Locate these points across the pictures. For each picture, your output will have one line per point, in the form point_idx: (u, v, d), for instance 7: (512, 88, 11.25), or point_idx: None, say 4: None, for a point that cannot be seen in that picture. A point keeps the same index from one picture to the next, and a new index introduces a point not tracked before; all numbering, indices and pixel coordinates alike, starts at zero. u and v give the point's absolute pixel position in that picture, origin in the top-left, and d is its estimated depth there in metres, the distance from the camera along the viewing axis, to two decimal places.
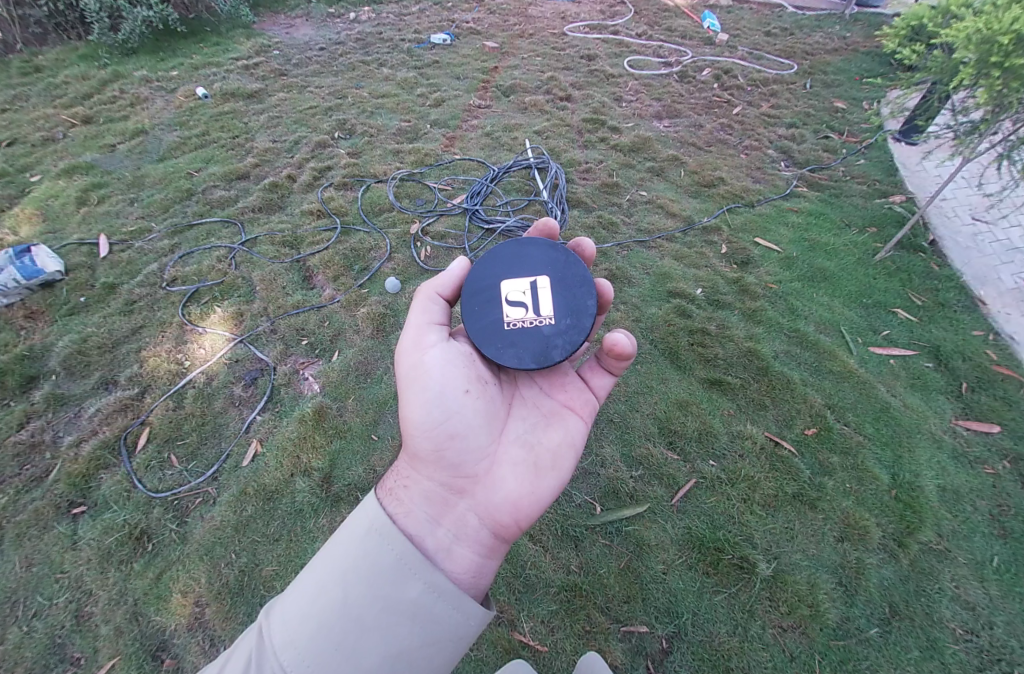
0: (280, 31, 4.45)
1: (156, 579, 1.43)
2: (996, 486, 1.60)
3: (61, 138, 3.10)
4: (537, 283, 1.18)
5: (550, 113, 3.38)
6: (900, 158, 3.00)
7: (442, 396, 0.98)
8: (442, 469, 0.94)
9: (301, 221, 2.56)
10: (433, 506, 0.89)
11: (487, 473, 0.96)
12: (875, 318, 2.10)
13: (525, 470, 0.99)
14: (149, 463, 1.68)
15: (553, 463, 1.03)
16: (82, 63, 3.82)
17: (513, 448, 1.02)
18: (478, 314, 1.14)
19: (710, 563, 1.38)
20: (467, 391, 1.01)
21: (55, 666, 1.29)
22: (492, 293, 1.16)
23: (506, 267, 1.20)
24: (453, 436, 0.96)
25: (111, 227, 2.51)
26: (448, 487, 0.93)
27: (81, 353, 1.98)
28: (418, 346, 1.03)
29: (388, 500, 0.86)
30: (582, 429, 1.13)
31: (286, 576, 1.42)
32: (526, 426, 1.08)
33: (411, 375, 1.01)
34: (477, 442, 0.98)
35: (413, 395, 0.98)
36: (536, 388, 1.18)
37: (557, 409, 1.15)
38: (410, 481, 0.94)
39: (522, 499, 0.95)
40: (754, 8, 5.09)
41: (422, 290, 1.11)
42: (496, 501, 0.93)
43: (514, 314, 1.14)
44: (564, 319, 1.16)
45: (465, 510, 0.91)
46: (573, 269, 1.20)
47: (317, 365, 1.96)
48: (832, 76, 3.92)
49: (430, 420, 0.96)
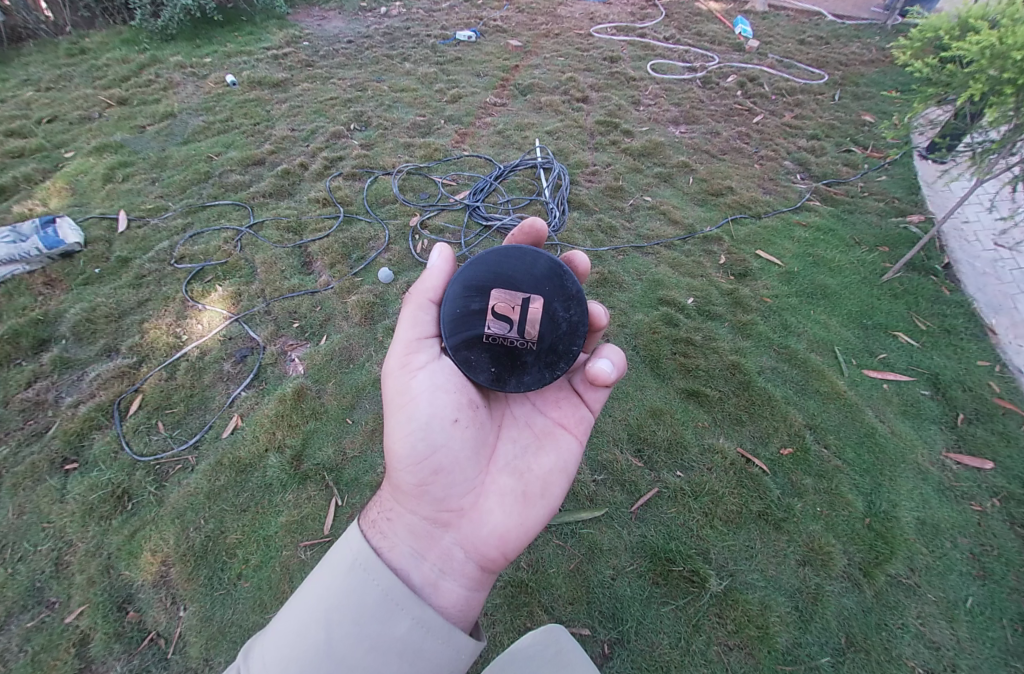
0: (312, 23, 4.58)
1: (131, 536, 1.51)
2: (980, 524, 1.52)
3: (97, 118, 3.29)
4: (530, 301, 1.12)
5: (564, 113, 3.37)
6: (923, 177, 2.87)
7: (430, 424, 0.98)
8: (426, 502, 0.95)
9: (307, 208, 2.64)
10: (417, 540, 0.89)
11: (473, 507, 0.97)
12: (873, 340, 2.03)
13: (513, 500, 1.00)
14: (138, 428, 1.77)
15: (543, 491, 1.03)
16: (124, 47, 4.04)
17: (501, 477, 1.03)
18: (462, 323, 1.10)
19: (660, 573, 1.37)
20: (455, 420, 1.02)
21: (31, 608, 1.38)
22: (479, 301, 1.12)
23: (499, 277, 1.14)
24: (439, 469, 0.96)
25: (132, 204, 2.65)
26: (433, 520, 0.94)
27: (89, 321, 2.10)
28: (407, 371, 1.05)
29: (372, 532, 0.87)
30: (573, 448, 1.13)
31: (249, 546, 1.48)
32: (516, 450, 1.09)
33: (398, 399, 1.02)
34: (463, 475, 0.99)
35: (399, 424, 0.99)
36: (527, 408, 1.20)
37: (548, 429, 1.16)
38: (394, 513, 0.94)
39: (509, 531, 0.96)
40: (791, 16, 4.93)
41: (413, 299, 1.12)
42: (482, 535, 0.95)
43: (496, 328, 1.11)
44: (546, 344, 1.13)
45: (451, 543, 0.92)
46: (568, 290, 1.14)
47: (305, 348, 2.02)
48: (864, 88, 3.78)
49: (416, 451, 0.96)
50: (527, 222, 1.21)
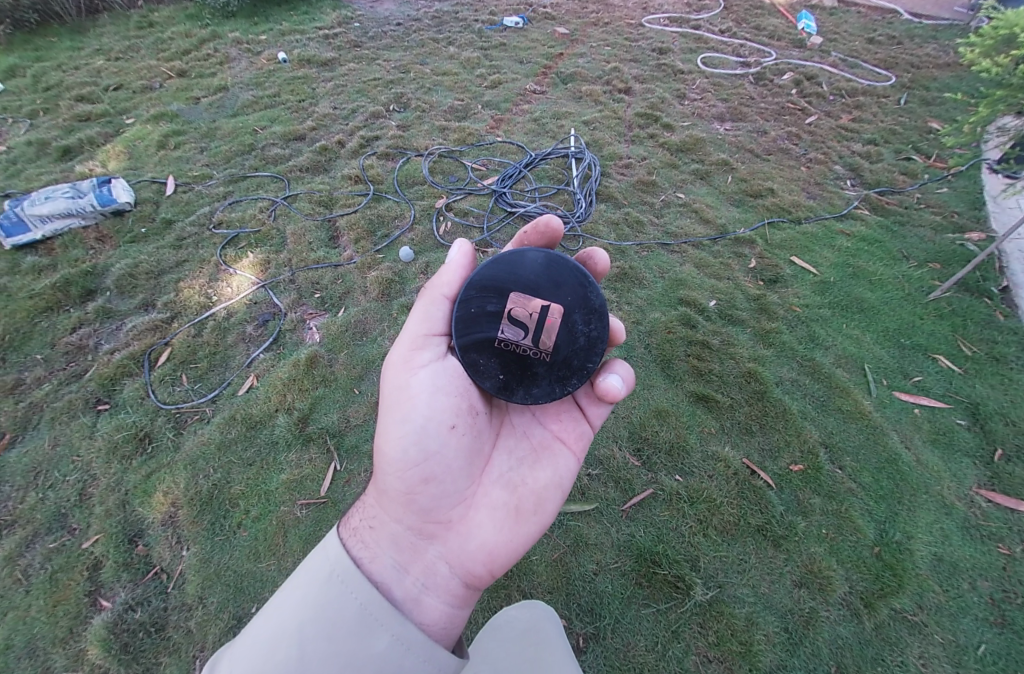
0: (364, 4, 4.66)
1: (147, 476, 1.61)
2: (1006, 569, 1.40)
3: (158, 87, 3.49)
4: (549, 310, 1.05)
5: (604, 104, 3.29)
6: (991, 192, 2.63)
7: (423, 431, 0.96)
8: (413, 512, 0.94)
9: (339, 184, 2.71)
10: (401, 551, 0.88)
11: (461, 519, 0.96)
12: (909, 361, 1.89)
13: (504, 515, 0.98)
14: (164, 378, 1.88)
15: (536, 507, 1.00)
16: (188, 22, 4.25)
17: (493, 490, 1.00)
18: (473, 322, 1.04)
19: (644, 575, 1.33)
20: (451, 428, 0.99)
21: (55, 531, 1.50)
22: (495, 302, 1.05)
23: (521, 281, 1.06)
24: (429, 479, 0.95)
25: (180, 170, 2.80)
26: (418, 530, 0.93)
27: (132, 276, 2.24)
28: (407, 370, 1.02)
29: (353, 541, 0.86)
30: (572, 465, 1.09)
31: (250, 498, 1.55)
32: (511, 462, 1.06)
33: (395, 399, 1.00)
34: (454, 486, 0.97)
35: (393, 427, 0.97)
36: (527, 416, 1.15)
37: (547, 442, 1.12)
38: (378, 520, 0.93)
39: (497, 547, 0.95)
40: (862, 13, 4.61)
41: (426, 293, 1.07)
42: (468, 550, 0.93)
43: (511, 334, 1.05)
44: (560, 357, 1.06)
45: (436, 557, 0.91)
46: (591, 303, 1.07)
47: (323, 318, 2.09)
48: (935, 93, 3.49)
49: (407, 458, 0.94)
50: (541, 219, 1.13)
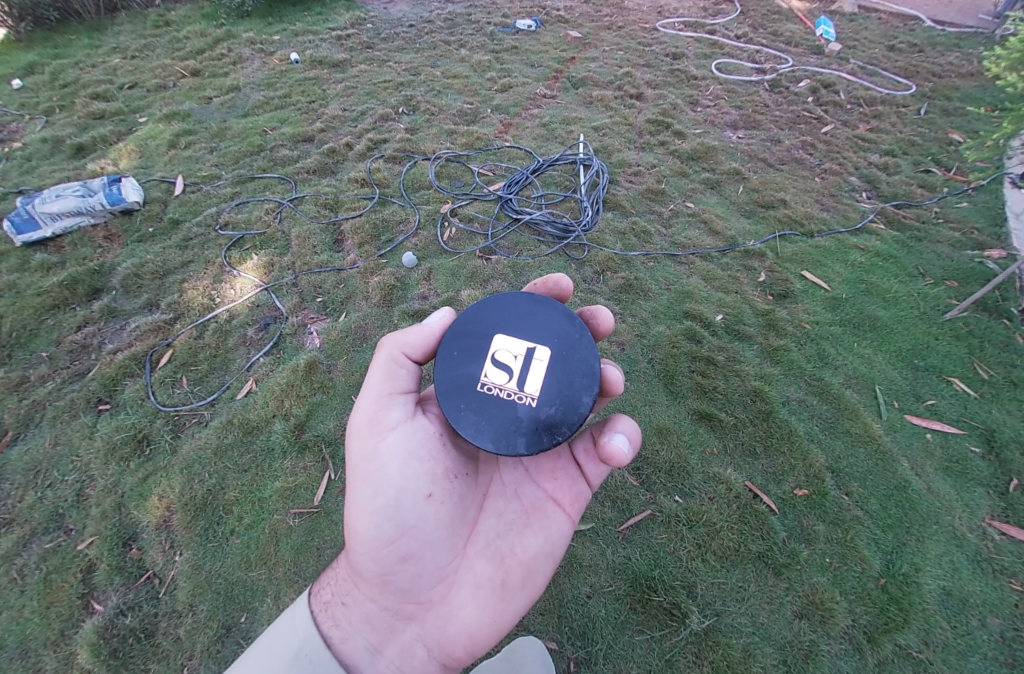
0: (378, 5, 4.66)
1: (143, 479, 1.60)
2: (1018, 606, 1.34)
3: (171, 86, 3.52)
4: (535, 353, 1.04)
5: (615, 109, 3.25)
6: (1013, 207, 2.55)
7: (397, 505, 0.91)
8: (389, 592, 0.91)
9: (346, 187, 2.71)
10: (375, 632, 0.88)
11: (442, 599, 0.92)
12: (922, 384, 1.83)
13: (488, 593, 0.94)
14: (165, 379, 1.88)
15: (524, 581, 0.97)
16: (203, 22, 4.29)
17: (477, 564, 0.96)
18: (453, 361, 1.03)
19: (639, 600, 1.29)
20: (428, 499, 0.94)
21: (52, 531, 1.51)
22: (479, 344, 1.05)
23: (506, 323, 1.08)
24: (405, 557, 0.91)
25: (189, 170, 2.82)
26: (394, 610, 0.91)
27: (138, 276, 2.25)
28: (376, 432, 0.95)
29: (325, 618, 0.87)
30: (564, 530, 1.04)
31: (244, 505, 1.54)
32: (498, 527, 1.02)
33: (364, 470, 0.93)
34: (434, 561, 0.93)
35: (364, 500, 0.92)
36: (518, 472, 1.10)
37: (538, 504, 1.07)
38: (352, 596, 0.91)
39: (481, 629, 0.91)
40: (883, 19, 4.51)
41: (385, 350, 1.02)
42: (449, 633, 0.90)
43: (496, 377, 1.03)
44: (547, 404, 1.00)
45: (413, 638, 0.90)
46: (579, 343, 1.06)
47: (324, 322, 2.08)
48: (956, 102, 3.40)
49: (379, 535, 0.90)
50: (548, 276, 1.19)
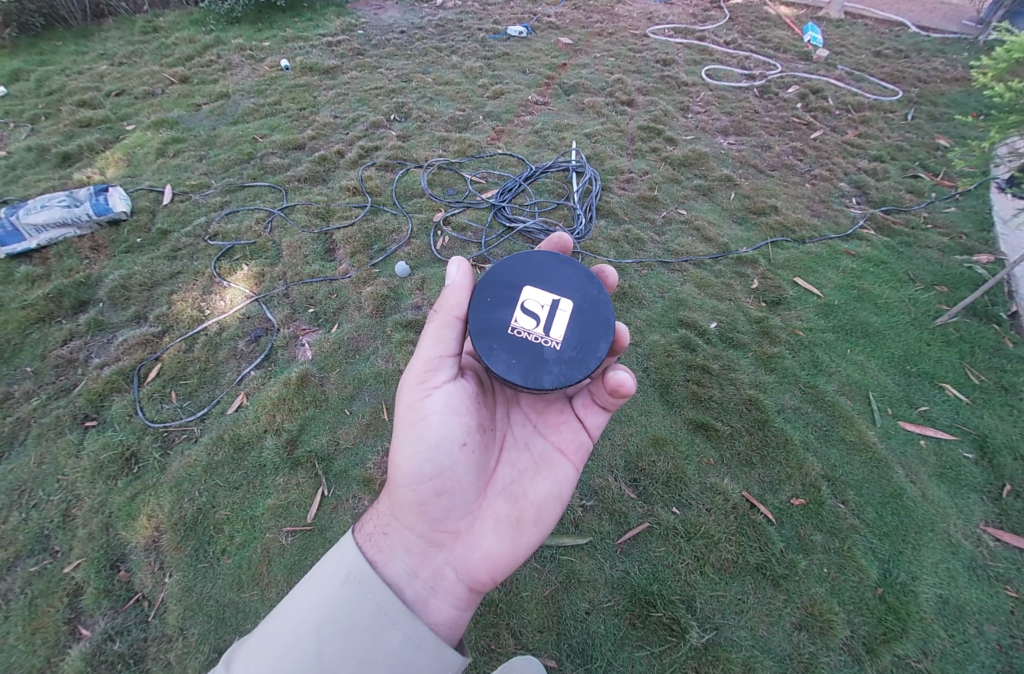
0: (368, 11, 4.65)
1: (131, 498, 1.56)
2: (1014, 613, 1.35)
3: (159, 94, 3.48)
4: (560, 303, 1.08)
5: (606, 116, 3.26)
6: (999, 212, 2.59)
7: (438, 446, 0.97)
8: (423, 522, 0.96)
9: (337, 195, 2.69)
10: (412, 557, 0.90)
11: (468, 530, 0.99)
12: (915, 390, 1.84)
13: (507, 527, 1.02)
14: (153, 395, 1.84)
15: (537, 518, 1.05)
16: (192, 28, 4.26)
17: (497, 503, 1.04)
18: (486, 307, 1.07)
19: (638, 615, 1.28)
20: (464, 444, 1.00)
21: (37, 553, 1.46)
22: (510, 293, 1.09)
23: (532, 275, 1.12)
24: (441, 492, 0.97)
25: (178, 179, 2.78)
26: (428, 539, 0.94)
27: (125, 287, 2.21)
28: (423, 385, 1.01)
29: (368, 544, 0.88)
30: (570, 477, 1.14)
31: (235, 524, 1.50)
32: (513, 473, 1.09)
33: (410, 415, 1.00)
34: (463, 499, 1.00)
35: (408, 441, 0.98)
36: (527, 428, 1.20)
37: (546, 454, 1.16)
38: (390, 527, 0.94)
39: (500, 557, 0.99)
40: (870, 25, 4.57)
41: (437, 315, 1.05)
42: (474, 559, 0.96)
43: (524, 322, 1.06)
44: (570, 348, 1.05)
45: (444, 563, 0.93)
46: (597, 298, 1.11)
47: (316, 334, 2.06)
48: (942, 108, 3.45)
49: (420, 471, 0.96)
50: (553, 238, 1.28)
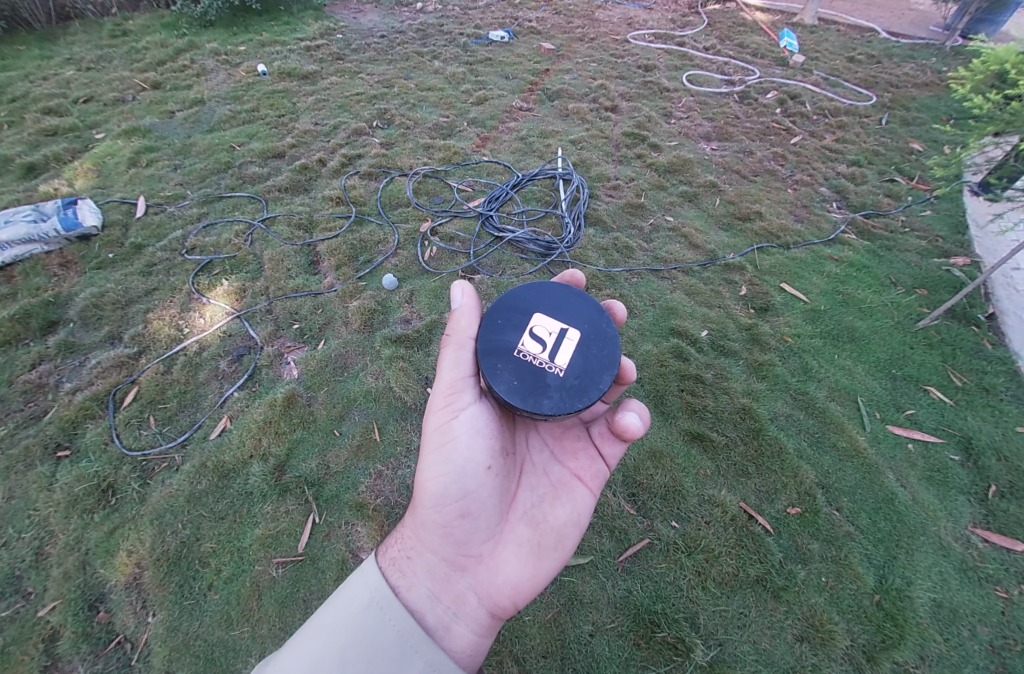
0: (347, 15, 4.57)
1: (109, 533, 1.48)
2: (1004, 613, 1.38)
3: (130, 100, 3.35)
4: (567, 332, 1.08)
5: (591, 122, 3.26)
6: (973, 215, 2.67)
7: (462, 472, 1.04)
8: (448, 545, 1.04)
9: (320, 206, 2.62)
10: (435, 581, 1.00)
11: (491, 554, 1.06)
12: (901, 394, 1.88)
13: (528, 551, 1.08)
14: (130, 421, 1.75)
15: (557, 544, 1.10)
16: (164, 31, 4.11)
17: (519, 527, 1.10)
18: (496, 329, 1.09)
19: (642, 636, 1.27)
20: (487, 468, 1.07)
21: (8, 597, 1.37)
22: (521, 318, 1.10)
23: (543, 303, 1.13)
24: (465, 516, 1.05)
25: (152, 190, 2.68)
26: (451, 563, 1.03)
27: (97, 306, 2.11)
28: (450, 408, 1.09)
29: (393, 570, 0.99)
30: (588, 503, 1.18)
31: (222, 557, 1.44)
32: (533, 499, 1.15)
33: (437, 438, 1.08)
34: (486, 522, 1.07)
35: (434, 465, 1.05)
36: (545, 454, 1.24)
37: (565, 480, 1.20)
38: (415, 551, 1.03)
39: (521, 582, 1.05)
40: (842, 31, 4.68)
41: (452, 339, 1.12)
42: (496, 583, 1.03)
43: (530, 347, 1.06)
44: (574, 376, 1.04)
45: (467, 587, 1.02)
46: (606, 333, 1.10)
47: (302, 351, 1.99)
48: (914, 113, 3.55)
49: (445, 496, 1.04)
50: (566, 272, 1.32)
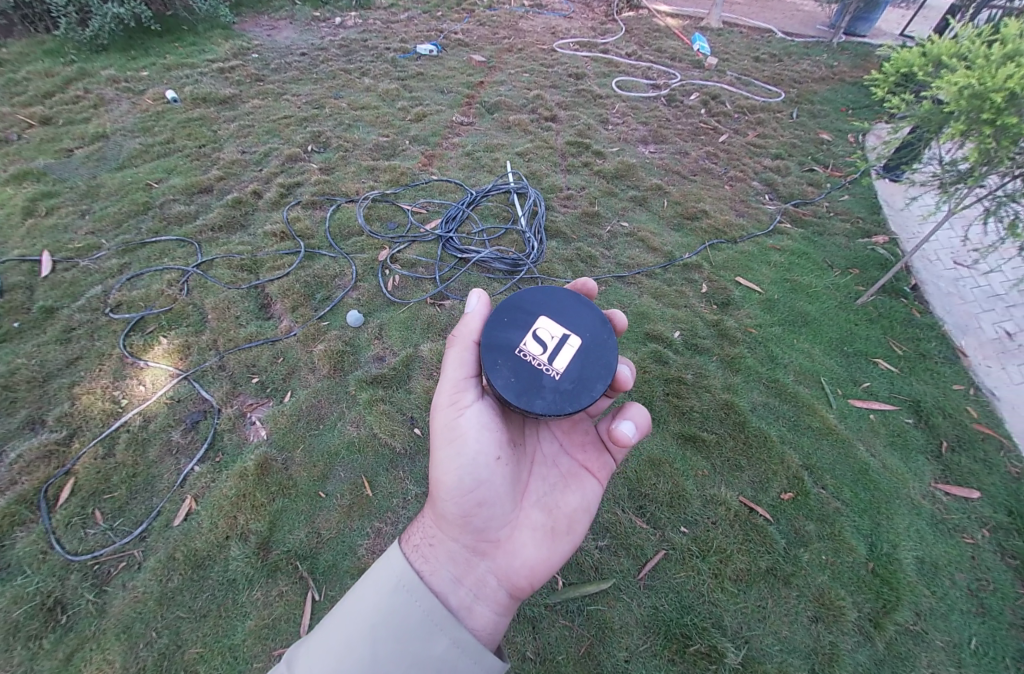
0: (260, 33, 4.29)
1: (66, 660, 1.26)
2: (974, 558, 1.53)
3: (15, 140, 2.93)
4: (568, 338, 1.05)
5: (534, 133, 3.28)
6: (884, 196, 2.99)
7: (475, 462, 0.98)
8: (467, 532, 0.97)
9: (262, 243, 2.42)
10: (457, 566, 0.91)
11: (508, 539, 1.00)
12: (856, 368, 2.05)
13: (543, 535, 1.04)
14: (71, 520, 1.51)
15: (569, 528, 1.07)
16: (47, 59, 3.64)
17: (533, 513, 1.06)
18: (502, 326, 1.05)
19: (675, 650, 1.27)
20: (498, 458, 1.01)
21: None
22: (525, 318, 1.06)
23: (550, 307, 1.09)
24: (482, 504, 0.99)
25: (57, 243, 2.34)
26: (471, 548, 0.96)
27: (7, 388, 1.81)
28: (455, 405, 1.02)
29: (414, 555, 0.90)
30: (597, 493, 1.16)
31: (211, 661, 1.26)
32: (545, 487, 1.12)
33: (446, 433, 1.01)
34: (502, 508, 1.02)
35: (446, 456, 0.99)
36: (555, 446, 1.21)
37: (574, 470, 1.18)
38: (436, 539, 0.96)
39: (539, 564, 1.00)
40: (745, 33, 5.08)
41: (457, 340, 1.06)
42: (514, 566, 0.97)
43: (531, 347, 1.03)
44: (569, 381, 1.00)
45: (485, 571, 0.94)
46: (606, 341, 1.06)
47: (267, 407, 1.83)
48: (819, 105, 3.91)
49: (460, 486, 0.97)
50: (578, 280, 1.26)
